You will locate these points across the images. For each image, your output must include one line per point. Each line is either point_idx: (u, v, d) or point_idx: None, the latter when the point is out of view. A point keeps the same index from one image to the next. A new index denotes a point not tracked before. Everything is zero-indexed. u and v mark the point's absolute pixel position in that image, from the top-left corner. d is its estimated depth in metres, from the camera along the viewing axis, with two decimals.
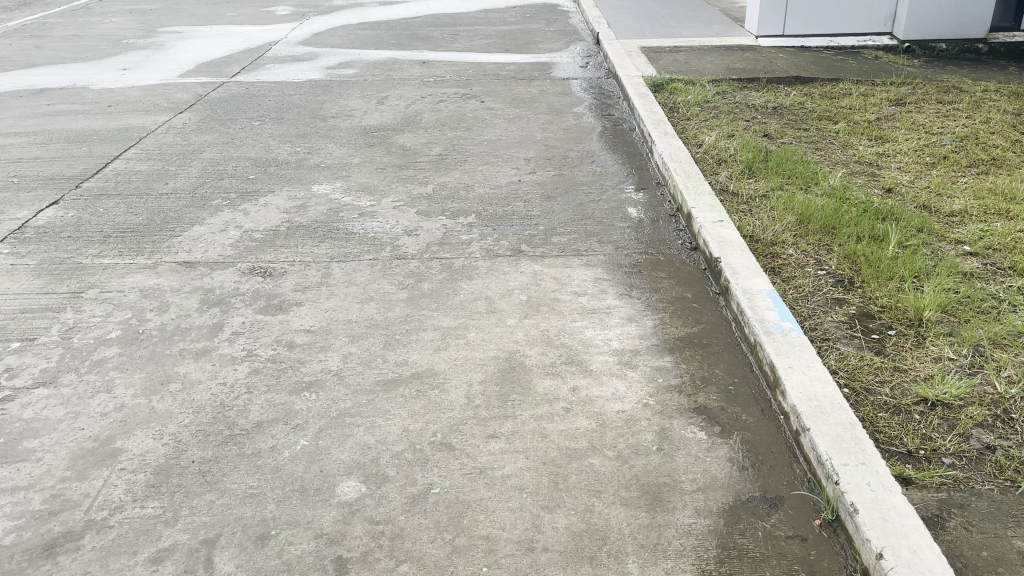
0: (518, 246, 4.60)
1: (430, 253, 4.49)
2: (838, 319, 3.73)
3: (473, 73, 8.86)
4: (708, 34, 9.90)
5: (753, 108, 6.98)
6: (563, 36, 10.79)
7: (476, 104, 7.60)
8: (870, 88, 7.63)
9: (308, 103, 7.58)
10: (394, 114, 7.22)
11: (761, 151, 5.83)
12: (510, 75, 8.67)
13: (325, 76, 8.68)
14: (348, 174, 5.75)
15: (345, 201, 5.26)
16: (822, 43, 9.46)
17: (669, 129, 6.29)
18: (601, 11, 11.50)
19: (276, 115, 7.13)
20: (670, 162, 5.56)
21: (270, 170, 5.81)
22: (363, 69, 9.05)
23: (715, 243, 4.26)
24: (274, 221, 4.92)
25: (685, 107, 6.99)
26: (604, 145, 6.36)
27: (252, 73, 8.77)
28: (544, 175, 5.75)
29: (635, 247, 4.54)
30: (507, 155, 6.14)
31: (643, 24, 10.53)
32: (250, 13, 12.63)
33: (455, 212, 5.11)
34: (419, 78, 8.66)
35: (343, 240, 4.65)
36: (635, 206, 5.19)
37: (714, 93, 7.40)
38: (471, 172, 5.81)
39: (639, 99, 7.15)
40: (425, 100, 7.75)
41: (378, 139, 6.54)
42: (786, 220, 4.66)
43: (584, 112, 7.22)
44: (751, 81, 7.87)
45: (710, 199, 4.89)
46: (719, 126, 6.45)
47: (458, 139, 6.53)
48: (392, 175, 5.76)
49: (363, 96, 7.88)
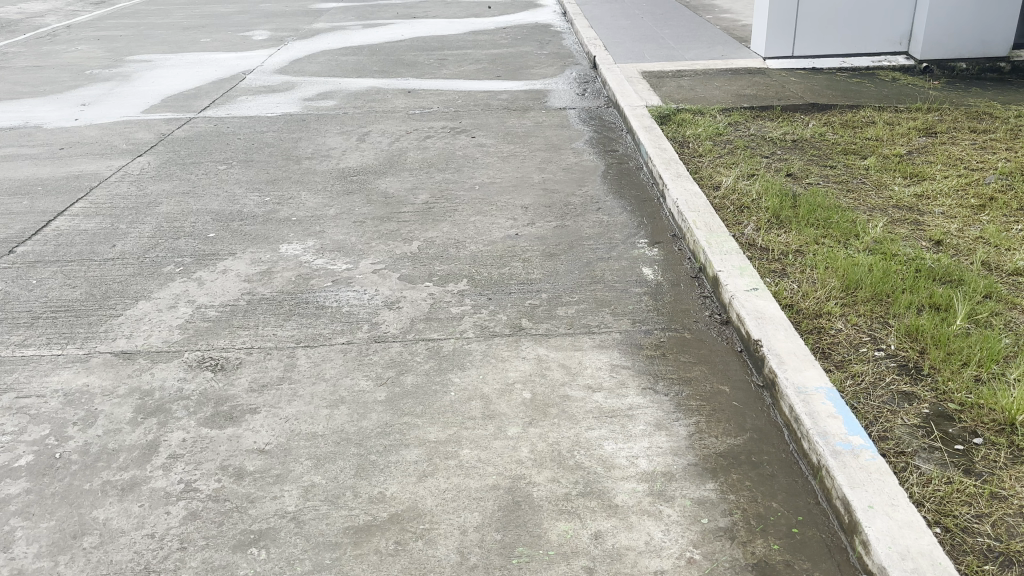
0: (518, 321, 3.93)
1: (415, 332, 3.82)
2: (911, 422, 3.08)
3: (462, 103, 8.22)
4: (712, 56, 9.28)
5: (771, 142, 6.36)
6: (557, 59, 10.17)
7: (466, 140, 6.96)
8: (894, 115, 7.02)
9: (281, 142, 6.93)
10: (375, 154, 6.58)
11: (787, 194, 5.20)
12: (502, 106, 8.04)
13: (301, 109, 8.04)
14: (323, 228, 5.09)
15: (317, 263, 4.59)
16: (834, 65, 8.86)
17: (682, 169, 5.66)
18: (596, 32, 10.89)
19: (244, 158, 6.48)
20: (688, 210, 4.91)
21: (233, 225, 5.15)
22: (343, 100, 8.41)
23: (753, 319, 3.60)
24: (233, 292, 4.27)
25: (695, 142, 6.37)
26: (610, 188, 5.71)
27: (223, 107, 8.12)
28: (544, 227, 5.09)
29: (655, 321, 3.88)
30: (501, 202, 5.49)
31: (642, 47, 9.91)
32: (225, 38, 11.98)
33: (443, 276, 4.44)
34: (404, 109, 8.02)
35: (312, 316, 3.99)
36: (651, 264, 4.53)
37: (726, 125, 6.78)
38: (461, 224, 5.15)
39: (645, 133, 6.51)
40: (410, 136, 7.10)
41: (358, 184, 5.89)
42: (829, 285, 4.02)
43: (585, 148, 6.58)
44: (765, 109, 7.26)
45: (738, 257, 4.24)
46: (736, 164, 5.83)
47: (446, 183, 5.89)
48: (372, 229, 5.10)
49: (342, 132, 7.24)
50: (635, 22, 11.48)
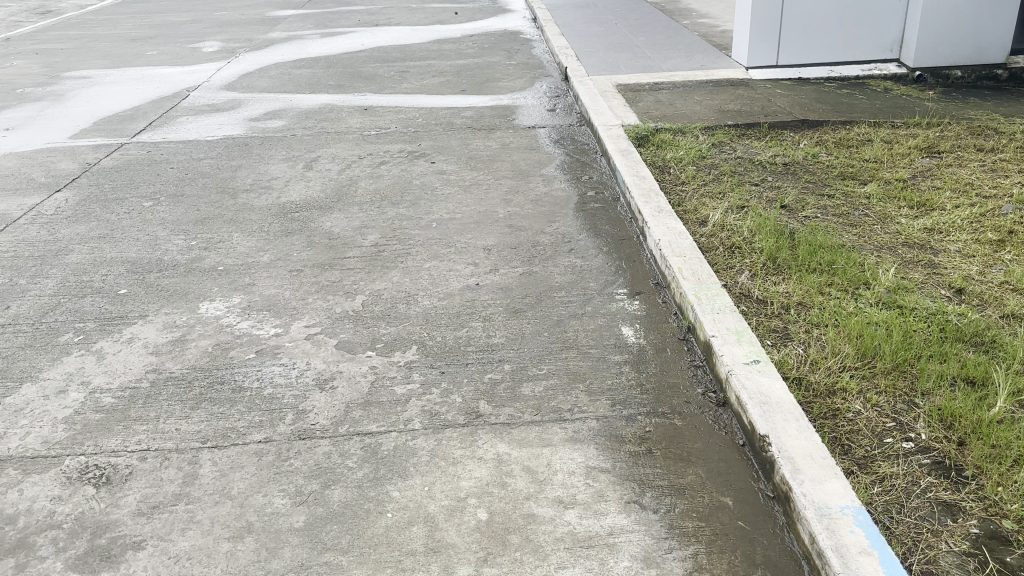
0: (474, 403, 3.28)
1: (349, 421, 3.17)
2: (960, 548, 2.49)
3: (422, 121, 7.57)
4: (691, 66, 8.69)
5: (760, 166, 5.77)
6: (527, 71, 9.54)
7: (424, 167, 6.31)
8: (892, 132, 6.45)
9: (218, 171, 6.27)
10: (322, 184, 5.92)
11: (783, 231, 4.60)
12: (467, 125, 7.40)
13: (245, 131, 7.37)
14: (253, 279, 4.43)
15: (241, 327, 3.93)
16: (822, 75, 8.30)
17: (663, 200, 5.04)
18: (568, 40, 10.28)
19: (173, 192, 5.82)
20: (671, 252, 4.29)
21: (151, 279, 4.49)
22: (293, 119, 7.74)
23: (756, 403, 2.98)
24: (135, 369, 3.62)
25: (676, 167, 5.78)
26: (583, 224, 5.08)
27: (160, 131, 7.44)
28: (508, 274, 4.45)
29: (639, 401, 3.24)
30: (460, 243, 4.85)
31: (616, 56, 9.30)
32: (173, 50, 11.24)
33: (389, 340, 3.79)
34: (359, 130, 7.36)
35: (228, 402, 3.34)
36: (631, 321, 3.90)
37: (710, 146, 6.19)
38: (414, 272, 4.50)
39: (621, 157, 5.90)
40: (363, 161, 6.45)
41: (299, 222, 5.23)
42: (841, 354, 3.42)
43: (556, 175, 5.96)
44: (751, 127, 6.68)
45: (733, 315, 3.61)
46: (723, 194, 5.23)
47: (399, 220, 5.23)
48: (310, 279, 4.44)
49: (288, 157, 6.57)
50: (609, 29, 10.88)
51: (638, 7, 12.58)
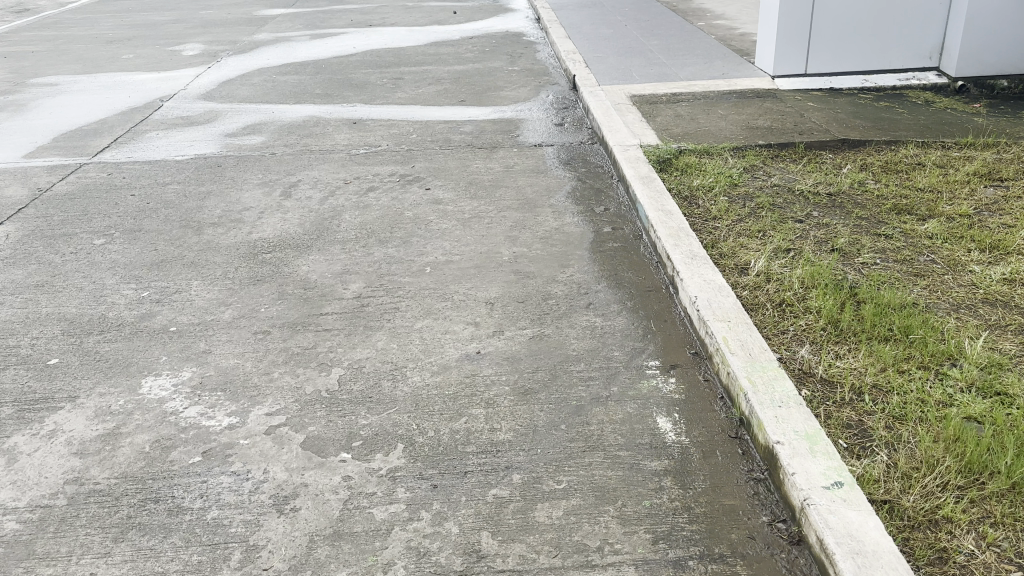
0: (475, 535, 2.55)
1: (312, 565, 2.46)
2: None
3: (416, 139, 6.86)
4: (711, 75, 7.96)
5: (801, 197, 5.04)
6: (531, 78, 8.82)
7: (418, 194, 5.58)
8: (945, 155, 5.72)
9: (183, 199, 5.55)
10: (300, 216, 5.20)
11: (840, 286, 3.88)
12: (465, 143, 6.69)
13: (220, 149, 6.66)
14: (211, 347, 3.72)
15: (189, 416, 3.23)
16: (855, 84, 7.58)
17: (694, 242, 4.32)
18: (575, 44, 9.56)
19: (130, 227, 5.11)
20: (711, 314, 3.56)
21: (88, 345, 3.78)
22: (273, 136, 7.03)
23: (847, 554, 2.27)
24: (52, 479, 2.91)
25: (706, 198, 5.06)
26: (602, 269, 4.36)
27: (125, 149, 6.72)
28: (515, 337, 3.72)
29: (688, 536, 2.52)
30: (458, 295, 4.13)
31: (628, 63, 8.57)
32: (151, 54, 10.50)
33: (368, 433, 3.06)
34: (345, 148, 6.64)
35: (160, 531, 2.63)
36: (667, 406, 3.17)
37: (741, 171, 5.47)
38: (402, 334, 3.77)
39: (642, 186, 5.18)
40: (348, 187, 5.73)
41: (271, 266, 4.50)
42: (940, 467, 2.71)
43: (567, 207, 5.23)
44: (784, 148, 5.96)
45: (799, 408, 2.89)
46: (763, 235, 4.52)
47: (387, 264, 4.51)
48: (278, 343, 3.72)
49: (264, 182, 5.85)
50: (619, 32, 10.14)
51: (648, 7, 11.83)
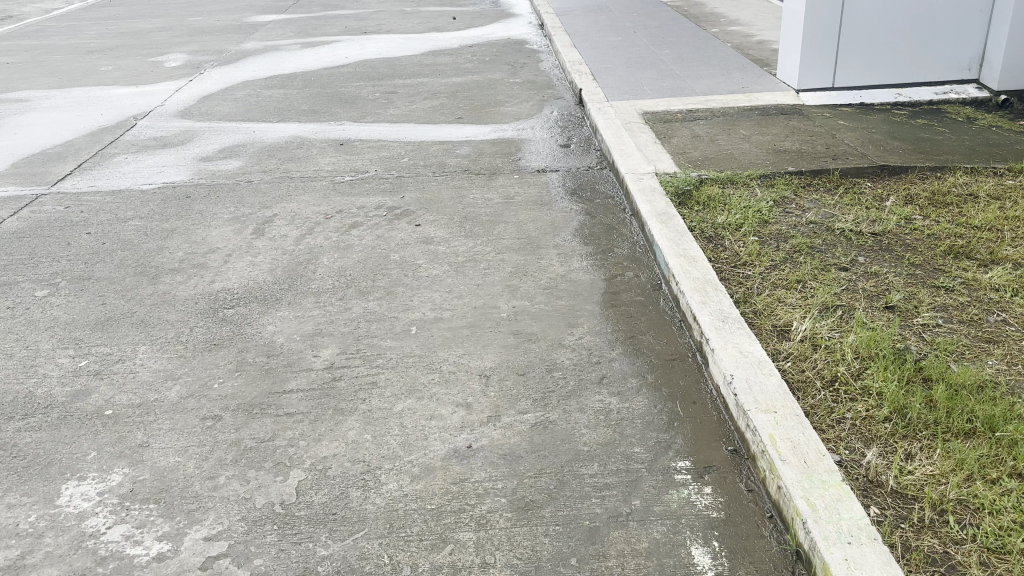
0: None
1: None
2: None
3: (408, 164, 6.26)
4: (730, 88, 7.33)
5: (842, 238, 4.42)
6: (535, 91, 8.22)
7: (406, 231, 4.96)
8: (999, 184, 5.09)
9: (143, 239, 4.95)
10: (271, 260, 4.60)
11: (903, 361, 3.27)
12: (461, 169, 6.08)
13: (192, 176, 6.06)
14: (150, 439, 3.11)
15: (110, 540, 2.62)
16: (888, 99, 6.94)
17: (725, 297, 3.70)
18: (581, 54, 8.94)
19: (78, 275, 4.50)
20: (753, 401, 2.94)
21: (5, 434, 3.17)
22: (252, 159, 6.43)
23: None
24: None
25: (731, 238, 4.45)
26: (617, 329, 3.74)
27: (89, 177, 6.13)
28: (513, 423, 3.09)
29: None
30: (447, 363, 3.51)
31: (639, 75, 7.95)
32: (130, 65, 9.90)
33: (328, 570, 2.44)
34: (329, 174, 6.03)
35: None
36: (703, 529, 2.55)
37: (772, 206, 4.85)
38: (378, 417, 3.15)
39: (661, 224, 4.55)
40: (328, 222, 5.13)
41: (232, 326, 3.90)
42: None
43: (574, 248, 4.62)
44: (817, 176, 5.34)
45: (877, 548, 2.28)
46: (803, 289, 3.90)
47: (366, 321, 3.89)
48: (230, 433, 3.10)
49: (235, 216, 5.25)
50: (627, 39, 9.51)
51: (658, 12, 11.21)
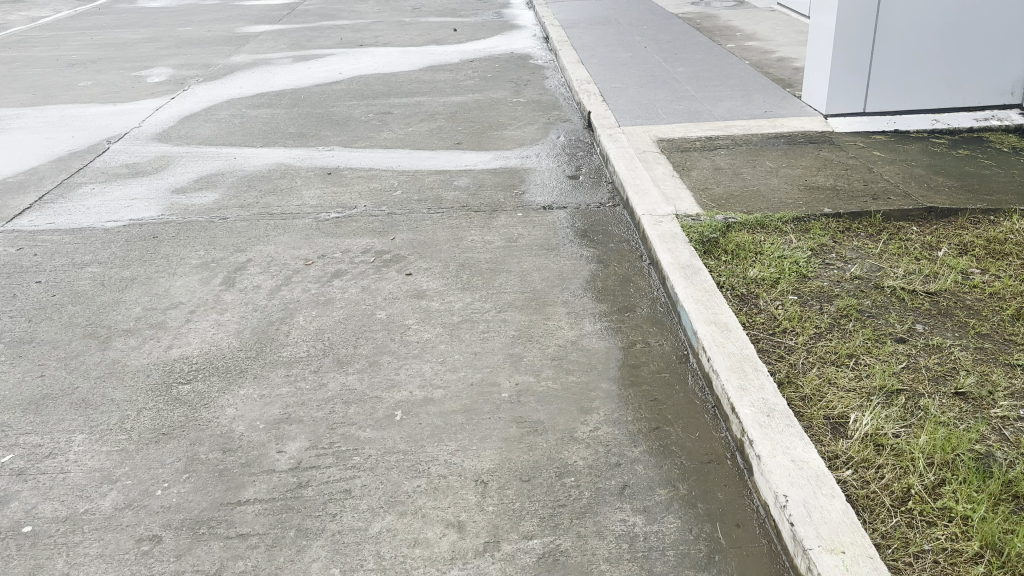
0: None
1: None
2: None
3: (400, 198, 5.70)
4: (751, 113, 6.77)
5: (894, 299, 3.85)
6: (540, 112, 7.67)
7: (394, 281, 4.40)
8: None
9: (98, 291, 4.39)
10: (239, 319, 4.03)
11: (989, 473, 2.70)
12: (459, 205, 5.53)
13: (162, 212, 5.50)
14: (70, 570, 2.54)
15: None
16: (924, 125, 6.38)
17: (768, 380, 3.11)
18: (589, 72, 8.40)
19: (17, 337, 3.95)
20: (814, 537, 2.36)
21: None
22: (230, 191, 5.88)
23: None
24: None
25: (767, 298, 3.88)
26: (639, 416, 3.16)
27: (49, 211, 5.58)
28: (515, 553, 2.52)
29: None
30: (435, 463, 2.94)
31: (652, 97, 7.40)
32: (111, 81, 9.37)
33: None
34: (313, 210, 5.48)
35: None
36: None
37: (810, 257, 4.28)
38: (349, 543, 2.58)
39: (686, 280, 3.97)
40: (307, 269, 4.56)
41: (186, 409, 3.33)
42: None
43: (587, 306, 4.05)
44: (857, 218, 4.77)
45: None
46: (856, 368, 3.33)
47: (343, 400, 3.32)
48: (167, 565, 2.53)
49: (204, 262, 4.69)
50: (638, 55, 8.97)
51: (669, 25, 10.67)
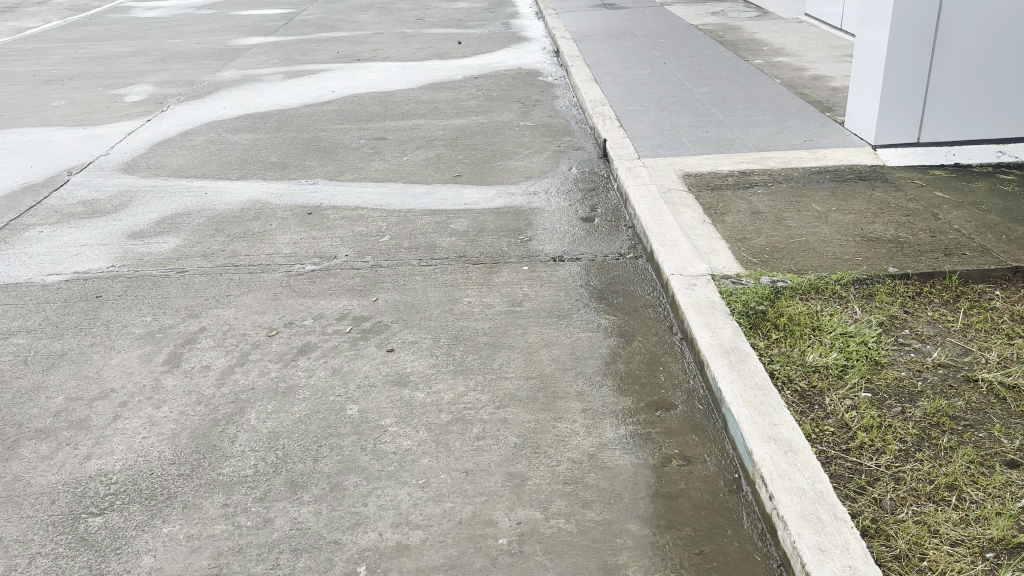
0: None
1: None
2: None
3: (388, 244, 4.96)
4: (789, 143, 6.00)
5: (994, 402, 3.10)
6: (550, 139, 6.92)
7: (372, 359, 3.64)
8: None
9: (17, 373, 3.65)
10: (178, 415, 3.28)
11: None
12: (455, 255, 4.78)
13: (112, 262, 4.77)
14: None
15: None
16: (989, 158, 5.60)
17: (853, 537, 2.35)
18: (605, 92, 7.65)
19: None
20: None
21: None
22: (195, 235, 5.14)
23: None
24: None
25: (833, 398, 3.13)
26: None
27: None
28: None
29: None
30: None
31: (674, 122, 6.64)
32: (85, 100, 8.67)
33: None
34: (286, 260, 4.73)
35: None
36: None
37: (880, 338, 3.53)
38: None
39: (731, 369, 3.20)
40: (269, 343, 3.81)
41: (90, 555, 2.58)
42: None
43: (608, 399, 3.27)
44: (929, 279, 4.04)
45: None
46: (962, 510, 2.58)
47: (293, 545, 2.57)
48: None
49: (149, 332, 3.95)
50: (657, 73, 8.23)
51: (690, 38, 9.94)
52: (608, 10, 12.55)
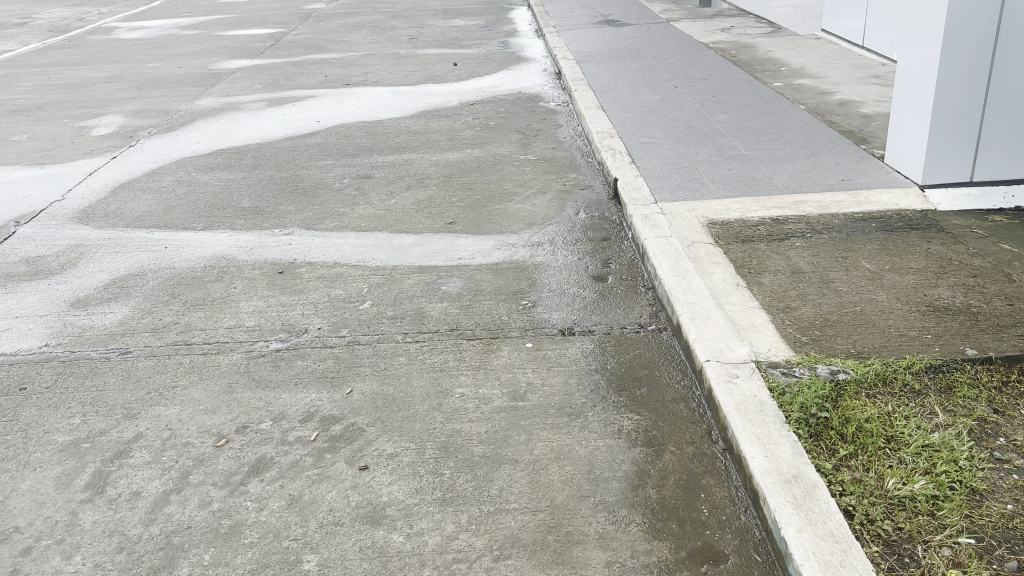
0: None
1: None
2: None
3: (368, 311, 4.28)
4: (825, 183, 5.32)
5: None
6: (553, 176, 6.25)
7: (341, 480, 2.95)
8: None
9: None
10: (91, 568, 2.62)
11: None
12: (446, 326, 4.09)
13: (46, 341, 4.11)
14: None
15: None
16: None
17: None
18: (614, 121, 6.98)
19: None
20: None
21: None
22: (146, 302, 4.47)
23: None
24: None
25: (927, 548, 2.45)
26: None
27: None
28: None
29: None
30: None
31: (692, 157, 5.97)
32: (49, 134, 8.02)
33: None
34: (247, 336, 4.05)
35: None
36: None
37: (973, 453, 2.84)
38: None
39: (797, 508, 2.52)
40: (214, 457, 3.15)
41: None
42: None
43: (640, 546, 2.57)
44: (1015, 363, 3.35)
45: None
46: None
47: None
48: None
49: (72, 443, 3.30)
50: (669, 98, 7.56)
51: (702, 57, 9.28)
52: (611, 26, 11.91)
